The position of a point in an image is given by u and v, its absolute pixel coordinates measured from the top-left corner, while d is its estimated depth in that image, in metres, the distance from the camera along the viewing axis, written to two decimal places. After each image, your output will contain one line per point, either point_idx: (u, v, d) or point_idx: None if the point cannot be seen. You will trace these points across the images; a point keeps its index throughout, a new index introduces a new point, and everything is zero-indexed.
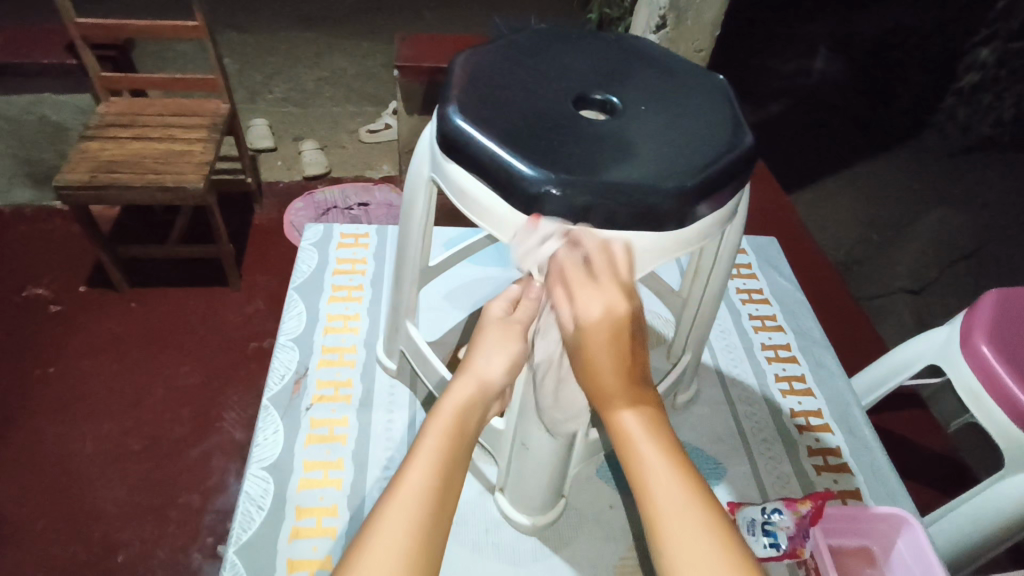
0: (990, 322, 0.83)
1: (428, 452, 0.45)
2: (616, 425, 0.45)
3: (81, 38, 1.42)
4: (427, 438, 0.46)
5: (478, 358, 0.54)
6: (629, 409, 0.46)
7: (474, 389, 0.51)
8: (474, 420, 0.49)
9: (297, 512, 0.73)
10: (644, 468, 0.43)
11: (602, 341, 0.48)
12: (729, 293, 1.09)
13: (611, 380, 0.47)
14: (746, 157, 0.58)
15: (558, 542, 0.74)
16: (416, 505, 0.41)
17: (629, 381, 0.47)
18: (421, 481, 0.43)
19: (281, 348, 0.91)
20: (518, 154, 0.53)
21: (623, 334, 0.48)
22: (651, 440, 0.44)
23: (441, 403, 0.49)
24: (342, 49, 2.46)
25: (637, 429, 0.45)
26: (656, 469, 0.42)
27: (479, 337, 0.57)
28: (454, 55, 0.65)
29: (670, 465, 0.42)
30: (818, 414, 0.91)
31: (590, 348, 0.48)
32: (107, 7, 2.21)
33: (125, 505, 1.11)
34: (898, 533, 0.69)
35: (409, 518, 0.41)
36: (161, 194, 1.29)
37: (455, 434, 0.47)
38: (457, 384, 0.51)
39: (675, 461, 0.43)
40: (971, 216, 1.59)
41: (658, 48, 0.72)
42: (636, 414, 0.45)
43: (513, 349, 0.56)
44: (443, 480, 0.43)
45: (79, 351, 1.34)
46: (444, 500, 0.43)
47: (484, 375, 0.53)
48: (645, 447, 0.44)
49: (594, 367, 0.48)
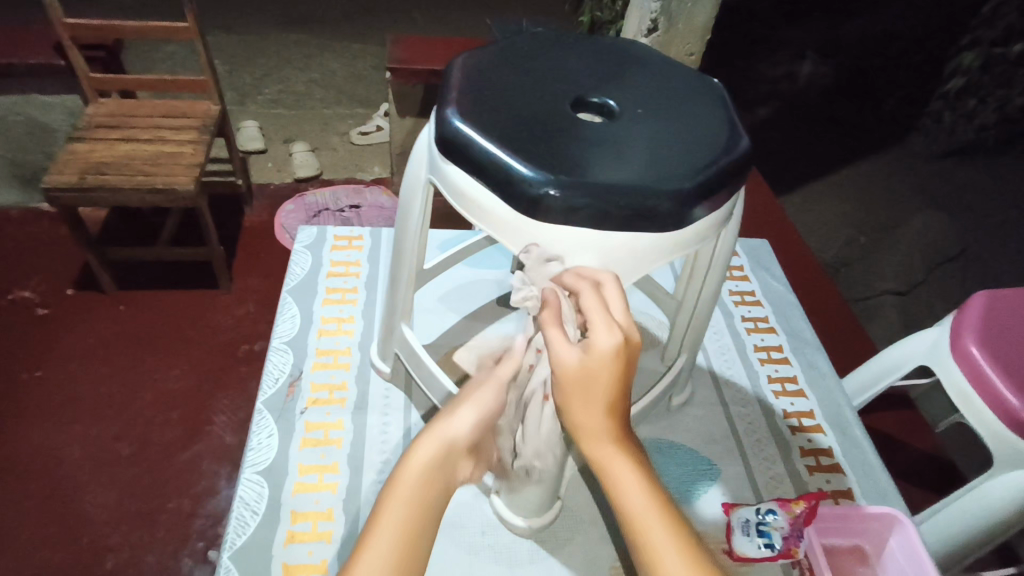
0: (978, 323, 0.84)
1: (395, 519, 0.44)
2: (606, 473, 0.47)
3: (70, 38, 1.40)
4: (394, 497, 0.44)
5: (445, 417, 0.49)
6: (621, 461, 0.47)
7: (444, 442, 0.47)
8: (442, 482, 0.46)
9: (292, 516, 0.73)
10: (635, 521, 0.45)
11: (596, 390, 0.46)
12: (722, 295, 1.10)
13: (599, 428, 0.47)
14: (741, 160, 0.59)
15: (554, 543, 0.74)
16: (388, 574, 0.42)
17: (615, 425, 0.48)
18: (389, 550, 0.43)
19: (274, 352, 0.91)
20: (518, 156, 0.53)
21: (618, 379, 0.46)
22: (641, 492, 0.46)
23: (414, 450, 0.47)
24: (333, 51, 2.46)
25: (627, 479, 0.46)
26: (642, 518, 0.45)
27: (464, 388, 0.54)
28: (452, 58, 0.65)
29: (658, 519, 0.45)
30: (810, 414, 0.91)
31: (579, 396, 0.47)
32: (94, 7, 2.19)
33: (115, 510, 1.10)
34: (891, 531, 0.70)
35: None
36: (152, 195, 1.28)
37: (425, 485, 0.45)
38: (425, 440, 0.47)
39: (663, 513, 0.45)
40: (956, 218, 1.61)
41: (653, 52, 0.73)
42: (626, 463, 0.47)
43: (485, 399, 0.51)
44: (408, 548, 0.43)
45: (66, 355, 1.33)
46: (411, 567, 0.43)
47: (451, 435, 0.48)
48: (635, 501, 0.46)
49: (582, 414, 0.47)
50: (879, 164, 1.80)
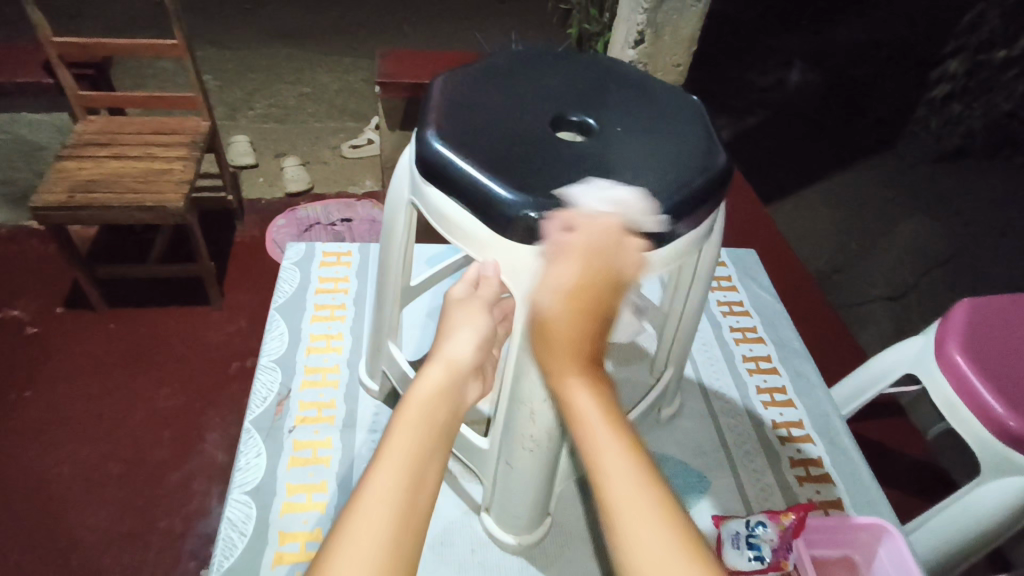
0: (964, 330, 0.85)
1: (408, 422, 0.49)
2: (570, 406, 0.50)
3: (58, 56, 1.40)
4: (405, 413, 0.50)
5: (446, 345, 0.58)
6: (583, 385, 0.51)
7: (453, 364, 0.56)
8: (444, 405, 0.51)
9: (280, 536, 0.73)
10: (593, 442, 0.47)
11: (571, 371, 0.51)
12: (710, 305, 1.11)
13: (567, 371, 0.51)
14: (721, 177, 0.59)
15: (543, 560, 0.74)
16: (405, 461, 0.46)
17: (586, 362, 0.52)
18: (410, 439, 0.47)
19: (262, 370, 0.90)
20: (497, 178, 0.54)
21: (588, 306, 0.51)
22: (600, 422, 0.48)
23: (418, 383, 0.53)
24: (324, 64, 2.47)
25: (591, 412, 0.49)
26: (603, 447, 0.46)
27: (446, 322, 0.61)
28: (432, 78, 0.66)
29: (618, 444, 0.46)
30: (799, 425, 0.92)
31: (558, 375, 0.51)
32: (84, 24, 2.19)
33: (105, 531, 1.09)
34: (878, 542, 0.70)
35: (399, 470, 0.45)
36: (141, 212, 1.28)
37: (433, 404, 0.51)
38: (427, 370, 0.54)
39: (623, 438, 0.47)
40: (945, 224, 1.62)
41: (634, 68, 0.74)
42: (577, 376, 0.51)
43: (479, 324, 0.60)
44: (422, 443, 0.48)
45: (55, 374, 1.32)
46: (427, 457, 0.47)
47: (450, 358, 0.56)
48: (597, 436, 0.47)
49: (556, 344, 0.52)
50: (866, 171, 1.82)
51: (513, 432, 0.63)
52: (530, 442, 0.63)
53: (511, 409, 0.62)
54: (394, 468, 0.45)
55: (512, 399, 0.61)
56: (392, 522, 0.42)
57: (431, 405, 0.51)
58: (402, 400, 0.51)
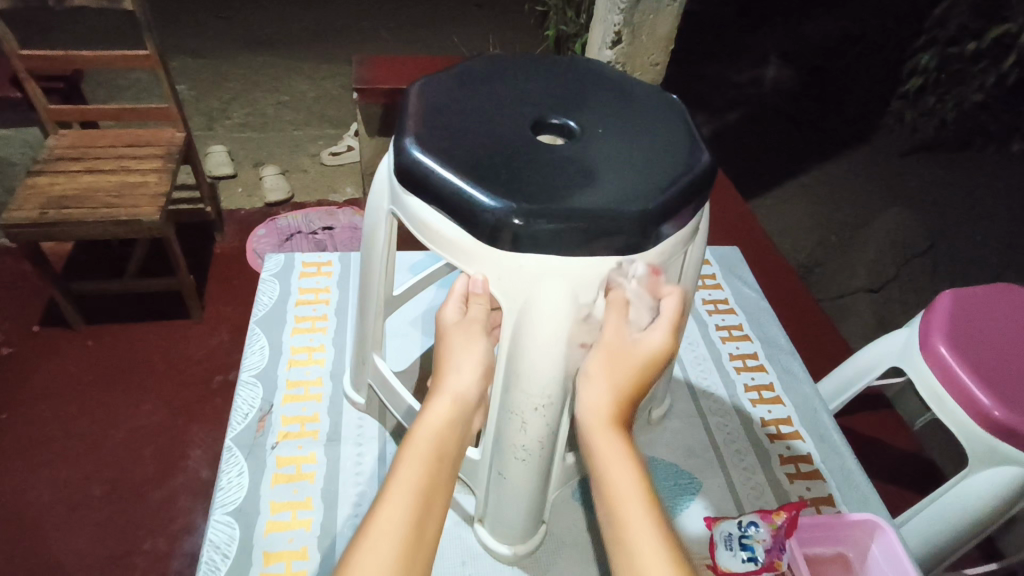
0: (946, 322, 0.85)
1: (416, 457, 0.53)
2: (607, 469, 0.54)
3: (26, 70, 1.36)
4: (411, 451, 0.53)
5: (450, 370, 0.59)
6: (617, 449, 0.55)
7: (454, 404, 0.57)
8: (452, 439, 0.55)
9: (265, 556, 0.71)
10: (622, 503, 0.52)
11: (609, 442, 0.55)
12: (696, 304, 1.10)
13: (604, 435, 0.56)
14: (705, 176, 0.59)
15: (537, 569, 0.73)
16: (411, 498, 0.50)
17: (621, 412, 0.57)
18: (415, 477, 0.51)
19: (243, 386, 0.88)
20: (477, 184, 0.53)
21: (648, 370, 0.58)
22: (631, 486, 0.53)
23: (421, 421, 0.56)
24: (301, 71, 2.44)
25: (622, 485, 0.53)
26: (630, 509, 0.52)
27: (444, 345, 0.61)
28: (408, 85, 0.65)
29: (650, 530, 0.51)
30: (787, 421, 0.91)
31: (600, 442, 0.55)
32: (52, 38, 2.15)
33: (86, 554, 1.06)
34: (872, 538, 0.70)
35: (407, 505, 0.50)
36: (116, 227, 1.25)
37: (443, 436, 0.55)
38: (434, 403, 0.57)
39: (653, 526, 0.51)
40: (923, 216, 1.62)
41: (613, 69, 0.73)
42: (608, 424, 0.56)
43: (477, 350, 0.60)
44: (429, 479, 0.52)
45: (31, 394, 1.29)
46: (433, 491, 0.52)
47: (459, 390, 0.58)
48: (631, 519, 0.52)
49: (609, 389, 0.57)
50: (844, 164, 1.83)
51: (503, 444, 0.62)
52: (518, 457, 0.62)
53: (501, 418, 0.61)
54: (399, 509, 0.49)
55: (501, 410, 0.61)
56: (398, 556, 0.47)
57: (439, 439, 0.55)
58: (410, 430, 0.55)
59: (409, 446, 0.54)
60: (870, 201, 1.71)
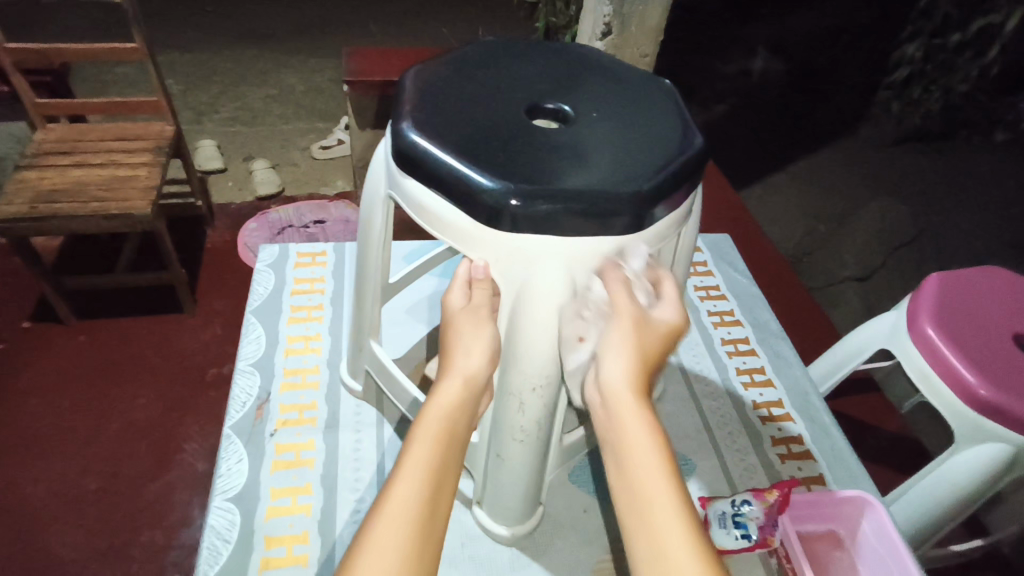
0: (933, 304, 0.87)
1: (428, 435, 0.52)
2: (624, 424, 0.49)
3: (12, 63, 1.35)
4: (422, 432, 0.52)
5: (457, 354, 0.58)
6: (635, 407, 0.50)
7: (464, 385, 0.56)
8: (462, 419, 0.54)
9: (266, 541, 0.71)
10: (636, 458, 0.47)
11: (629, 404, 0.50)
12: (688, 290, 1.12)
13: (622, 391, 0.51)
14: (697, 158, 0.60)
15: (535, 551, 0.74)
16: (425, 475, 0.49)
17: (643, 371, 0.53)
18: (428, 455, 0.50)
19: (240, 374, 0.89)
20: (475, 166, 0.54)
21: (664, 344, 0.56)
22: (647, 441, 0.48)
23: (432, 402, 0.55)
24: (289, 65, 2.43)
25: (644, 451, 0.47)
26: (643, 464, 0.47)
27: (452, 327, 0.60)
28: (404, 70, 0.65)
29: (666, 490, 0.45)
30: (778, 403, 0.93)
31: (616, 398, 0.51)
32: (37, 32, 2.13)
33: (83, 547, 1.06)
34: (862, 514, 0.71)
35: (419, 483, 0.48)
36: (107, 221, 1.24)
37: (452, 414, 0.54)
38: (445, 384, 0.56)
39: (670, 485, 0.46)
40: (910, 204, 1.64)
41: (604, 55, 0.74)
42: (628, 380, 0.51)
43: (486, 334, 0.59)
44: (439, 457, 0.51)
45: (25, 389, 1.28)
46: (445, 470, 0.51)
47: (468, 371, 0.57)
48: (644, 470, 0.46)
49: (628, 348, 0.53)
50: (831, 154, 1.85)
51: (500, 425, 0.63)
52: (516, 437, 0.63)
53: (499, 400, 0.62)
54: (413, 485, 0.48)
55: (502, 388, 0.61)
56: (411, 532, 0.45)
57: (450, 419, 0.54)
58: (421, 411, 0.54)
59: (420, 425, 0.53)
60: (858, 190, 1.73)
